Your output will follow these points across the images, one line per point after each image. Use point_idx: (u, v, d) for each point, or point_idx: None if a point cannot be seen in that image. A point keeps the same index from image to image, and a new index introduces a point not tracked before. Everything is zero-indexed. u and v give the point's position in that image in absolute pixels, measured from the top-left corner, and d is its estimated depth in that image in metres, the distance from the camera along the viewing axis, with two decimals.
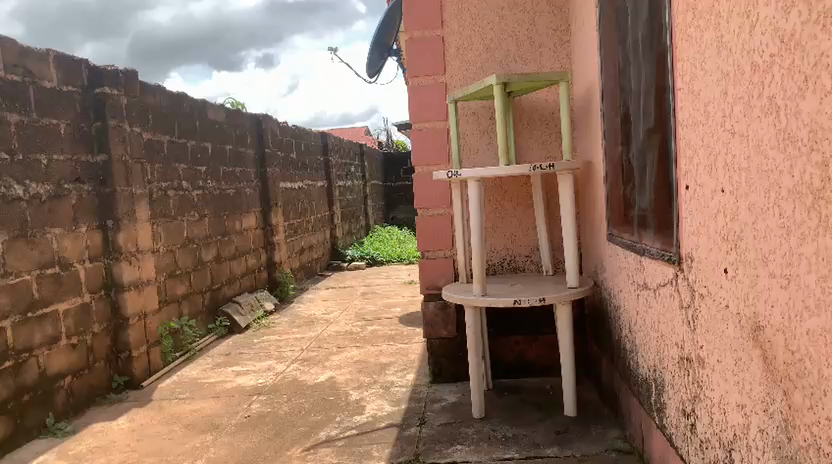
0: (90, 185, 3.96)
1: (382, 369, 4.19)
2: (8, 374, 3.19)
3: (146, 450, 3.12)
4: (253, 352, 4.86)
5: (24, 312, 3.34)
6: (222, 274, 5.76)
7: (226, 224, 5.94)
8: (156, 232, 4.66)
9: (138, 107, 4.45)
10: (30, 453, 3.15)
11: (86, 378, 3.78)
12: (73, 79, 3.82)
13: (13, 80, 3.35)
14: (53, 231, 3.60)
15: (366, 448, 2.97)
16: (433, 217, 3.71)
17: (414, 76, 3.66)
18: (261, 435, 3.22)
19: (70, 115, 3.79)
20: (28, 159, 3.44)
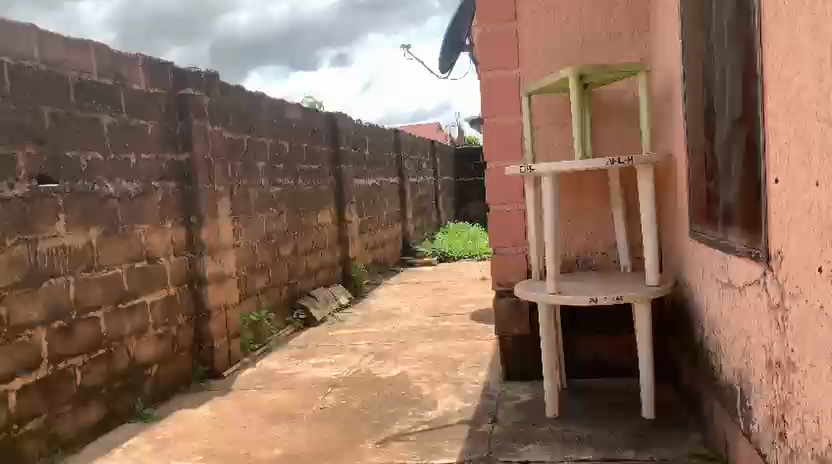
0: (176, 182, 4.15)
1: (454, 365, 4.19)
2: (101, 361, 3.39)
3: (227, 438, 3.24)
4: (328, 345, 4.96)
5: (114, 303, 3.54)
6: (298, 268, 5.90)
7: (303, 220, 6.09)
8: (236, 228, 4.83)
9: (220, 107, 4.63)
10: (121, 436, 3.33)
11: (171, 367, 3.97)
12: (160, 81, 4.00)
13: (105, 83, 3.56)
14: (141, 226, 3.79)
15: (439, 444, 2.98)
16: (506, 214, 3.67)
17: (487, 70, 3.63)
18: (335, 427, 3.29)
19: (158, 116, 3.98)
20: (119, 158, 3.64)
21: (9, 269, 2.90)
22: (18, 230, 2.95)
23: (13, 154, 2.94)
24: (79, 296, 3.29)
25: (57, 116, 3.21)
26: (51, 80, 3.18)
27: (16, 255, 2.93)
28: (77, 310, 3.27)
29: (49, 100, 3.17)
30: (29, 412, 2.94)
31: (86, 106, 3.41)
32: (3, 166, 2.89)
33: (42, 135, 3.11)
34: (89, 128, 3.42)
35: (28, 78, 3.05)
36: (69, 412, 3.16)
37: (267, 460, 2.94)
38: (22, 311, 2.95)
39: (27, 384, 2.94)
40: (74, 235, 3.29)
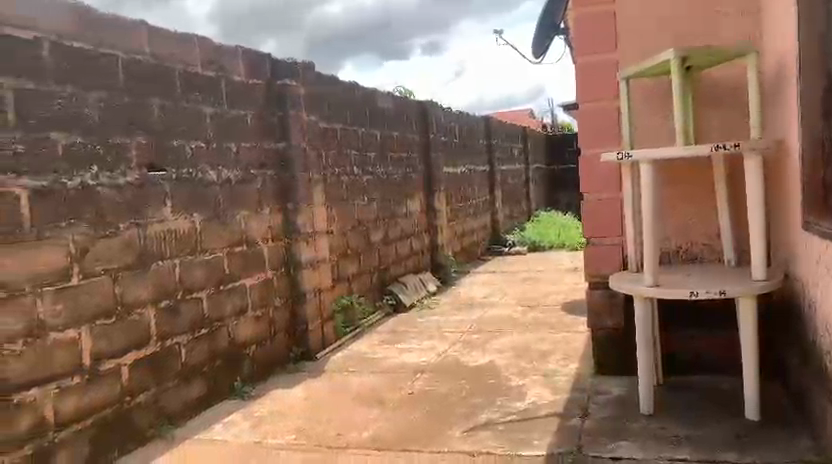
0: (274, 170, 4.29)
1: (544, 357, 4.12)
2: (204, 339, 3.58)
3: (318, 419, 3.34)
4: (417, 331, 5.01)
5: (216, 285, 3.72)
6: (389, 255, 5.98)
7: (393, 207, 6.16)
8: (329, 215, 4.95)
9: (314, 97, 4.74)
10: (221, 412, 3.51)
11: (269, 348, 4.13)
12: (258, 72, 4.15)
13: (209, 75, 3.73)
14: (242, 212, 3.96)
15: (527, 435, 2.94)
16: (601, 203, 3.56)
17: (582, 54, 3.53)
18: (423, 413, 3.32)
19: (257, 106, 4.13)
20: (220, 147, 3.80)
21: (122, 251, 3.10)
22: (130, 215, 3.15)
23: (126, 143, 3.14)
24: (185, 278, 3.48)
25: (166, 107, 3.40)
26: (159, 73, 3.37)
27: (128, 238, 3.14)
28: (182, 291, 3.46)
29: (158, 92, 3.35)
30: (140, 385, 3.14)
31: (191, 98, 3.58)
32: (118, 155, 3.09)
33: (152, 125, 3.30)
34: (194, 118, 3.59)
35: (139, 71, 3.23)
36: (175, 387, 3.36)
37: (356, 442, 3.01)
38: (134, 291, 3.15)
39: (138, 359, 3.15)
40: (180, 220, 3.47)
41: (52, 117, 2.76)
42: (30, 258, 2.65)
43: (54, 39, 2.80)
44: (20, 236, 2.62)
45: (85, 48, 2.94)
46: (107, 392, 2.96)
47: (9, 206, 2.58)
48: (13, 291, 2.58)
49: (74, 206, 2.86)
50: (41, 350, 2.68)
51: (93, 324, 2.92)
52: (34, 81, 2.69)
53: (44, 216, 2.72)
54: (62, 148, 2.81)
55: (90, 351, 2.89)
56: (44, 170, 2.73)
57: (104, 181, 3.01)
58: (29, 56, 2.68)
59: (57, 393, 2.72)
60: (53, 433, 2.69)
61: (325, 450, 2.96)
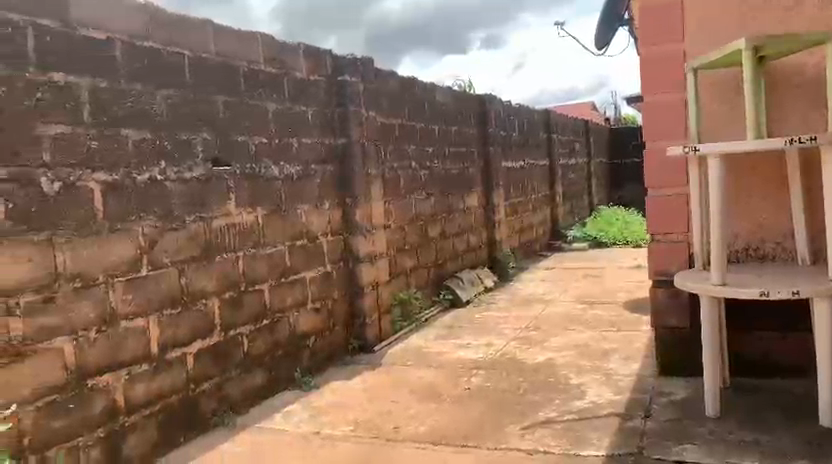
0: (334, 165, 4.35)
1: (604, 356, 4.04)
2: (265, 331, 3.67)
3: (376, 411, 3.38)
4: (474, 327, 4.99)
5: (278, 277, 3.80)
6: (446, 250, 5.98)
7: (451, 202, 6.15)
8: (387, 209, 4.98)
9: (374, 92, 4.78)
10: (282, 401, 3.59)
11: (327, 340, 4.20)
12: (319, 69, 4.21)
13: (272, 72, 3.81)
14: (302, 207, 4.03)
15: (586, 435, 2.89)
16: (666, 198, 3.46)
17: (647, 46, 3.43)
18: (480, 409, 3.31)
19: (317, 102, 4.19)
20: (282, 143, 3.88)
21: (189, 243, 3.21)
22: (196, 209, 3.26)
23: (192, 139, 3.24)
24: (247, 270, 3.57)
25: (230, 104, 3.48)
26: (225, 71, 3.46)
27: (194, 231, 3.24)
28: (244, 283, 3.55)
29: (223, 89, 3.44)
30: (204, 374, 3.24)
31: (254, 94, 3.66)
32: (185, 150, 3.19)
33: (217, 122, 3.40)
34: (257, 115, 3.67)
35: (205, 69, 3.33)
36: (238, 376, 3.45)
37: (412, 436, 3.03)
38: (199, 282, 3.25)
39: (203, 348, 3.25)
40: (243, 214, 3.56)
41: (124, 115, 2.88)
42: (104, 250, 2.78)
43: (126, 40, 2.91)
44: (95, 229, 2.74)
45: (154, 48, 3.05)
46: (174, 379, 3.07)
47: (84, 200, 2.70)
48: (87, 281, 2.70)
49: (144, 200, 2.97)
50: (113, 338, 2.80)
51: (160, 314, 3.03)
52: (108, 80, 2.81)
53: (116, 210, 2.84)
54: (133, 144, 2.92)
55: (157, 339, 3.00)
56: (117, 165, 2.84)
57: (171, 175, 3.11)
58: (103, 56, 2.79)
59: (127, 379, 2.84)
60: (124, 417, 2.81)
61: (382, 442, 2.99)
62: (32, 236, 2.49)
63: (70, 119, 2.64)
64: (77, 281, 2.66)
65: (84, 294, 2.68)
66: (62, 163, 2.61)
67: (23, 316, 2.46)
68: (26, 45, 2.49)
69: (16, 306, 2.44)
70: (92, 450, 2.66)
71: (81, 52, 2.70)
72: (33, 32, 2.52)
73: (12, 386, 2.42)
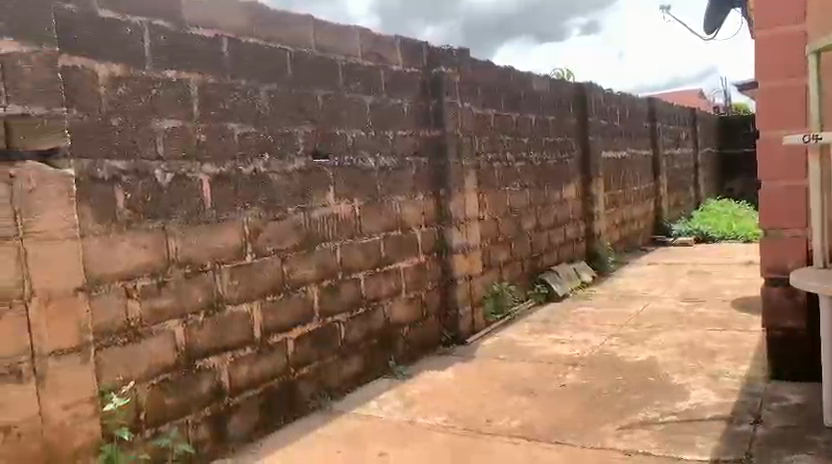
0: (428, 157, 4.37)
1: (710, 356, 3.84)
2: (361, 319, 3.75)
3: (469, 403, 3.38)
4: (570, 322, 4.88)
5: (373, 267, 3.87)
6: (541, 242, 5.88)
7: (548, 193, 6.03)
8: (481, 201, 4.95)
9: (470, 83, 4.76)
10: (376, 389, 3.66)
11: (421, 330, 4.24)
12: (415, 61, 4.24)
13: (369, 65, 3.87)
14: (397, 198, 4.08)
15: (689, 438, 2.77)
16: (782, 191, 3.23)
17: (763, 28, 3.21)
18: (575, 406, 3.23)
19: (413, 94, 4.22)
20: (379, 135, 3.93)
21: (290, 233, 3.33)
22: (297, 200, 3.37)
23: (294, 132, 3.35)
24: (345, 260, 3.66)
25: (329, 98, 3.57)
26: (325, 64, 3.55)
27: (295, 221, 3.35)
28: (342, 272, 3.64)
29: (323, 83, 3.53)
30: (304, 359, 3.36)
31: (352, 88, 3.73)
32: (287, 143, 3.31)
33: (317, 115, 3.49)
34: (354, 107, 3.74)
35: (307, 64, 3.43)
36: (335, 362, 3.55)
37: (506, 430, 3.01)
38: (299, 271, 3.37)
39: (303, 334, 3.36)
40: (341, 205, 3.65)
41: (231, 110, 3.01)
42: (212, 238, 2.93)
43: (232, 37, 3.04)
44: (204, 218, 2.90)
45: (258, 44, 3.17)
46: (275, 363, 3.20)
47: (194, 191, 2.85)
48: (197, 267, 2.86)
49: (248, 192, 3.10)
50: (220, 322, 2.95)
51: (263, 299, 3.16)
52: (216, 76, 2.95)
53: (223, 200, 2.98)
54: (239, 137, 3.05)
55: (260, 324, 3.14)
56: (224, 158, 2.98)
57: (274, 168, 3.23)
58: (211, 53, 2.93)
59: (233, 361, 2.99)
60: (229, 398, 2.96)
61: (475, 434, 2.99)
62: (148, 224, 2.67)
63: (181, 113, 2.79)
64: (187, 267, 2.82)
65: (194, 280, 2.84)
66: (174, 156, 2.77)
67: (140, 299, 2.63)
68: (143, 45, 2.65)
69: (134, 288, 2.61)
70: (200, 427, 2.82)
71: (192, 51, 2.85)
72: (149, 32, 2.68)
73: (131, 364, 2.58)
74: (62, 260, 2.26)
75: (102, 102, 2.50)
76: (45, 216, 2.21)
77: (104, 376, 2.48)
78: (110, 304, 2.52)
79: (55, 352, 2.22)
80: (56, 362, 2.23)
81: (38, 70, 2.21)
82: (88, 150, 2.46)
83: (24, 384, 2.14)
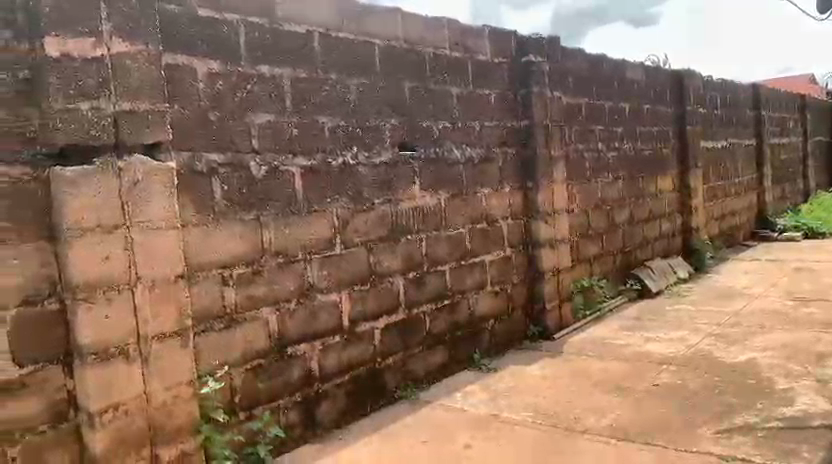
0: (516, 148, 4.31)
1: (819, 359, 3.58)
2: (446, 311, 3.75)
3: (556, 399, 3.31)
4: (664, 320, 4.69)
5: (458, 259, 3.86)
6: (634, 236, 5.67)
7: (641, 185, 5.81)
8: (571, 193, 4.83)
9: (560, 73, 4.64)
10: (461, 381, 3.66)
11: (506, 324, 4.20)
12: (503, 51, 4.19)
13: (456, 56, 3.85)
14: (483, 190, 4.05)
15: (794, 446, 2.60)
16: None
17: None
18: (669, 406, 3.11)
19: (500, 85, 4.17)
20: (465, 127, 3.92)
21: (377, 224, 3.37)
22: (384, 192, 3.40)
23: (381, 125, 3.38)
24: (430, 251, 3.68)
25: (416, 90, 3.58)
26: (412, 57, 3.56)
27: (382, 213, 3.39)
28: (427, 264, 3.65)
29: (410, 75, 3.55)
30: (389, 349, 3.40)
31: (439, 79, 3.73)
32: (375, 136, 3.35)
33: (405, 107, 3.51)
34: (441, 99, 3.74)
35: (395, 57, 3.46)
36: (420, 353, 3.58)
37: (594, 428, 2.93)
38: (386, 262, 3.41)
39: (389, 324, 3.41)
40: (427, 197, 3.66)
41: (321, 103, 3.08)
42: (302, 228, 3.00)
43: (323, 32, 3.10)
44: (295, 210, 2.98)
45: (348, 38, 3.21)
46: (362, 352, 3.26)
47: (287, 183, 2.94)
48: (288, 257, 2.95)
49: (337, 184, 3.17)
50: (310, 311, 3.03)
51: (351, 289, 3.22)
52: (307, 71, 3.02)
53: (314, 192, 3.06)
54: (329, 131, 3.12)
55: (348, 313, 3.20)
56: (314, 151, 3.05)
57: (362, 160, 3.28)
58: (302, 49, 3.00)
59: (321, 349, 3.07)
60: (318, 384, 3.04)
61: (563, 431, 2.93)
62: (243, 215, 2.77)
63: (274, 108, 2.88)
64: (279, 257, 2.91)
65: (285, 269, 2.93)
66: (267, 149, 2.86)
67: (236, 287, 2.74)
68: (238, 42, 2.75)
69: (230, 277, 2.72)
70: (290, 412, 2.92)
71: (284, 47, 2.92)
72: (244, 29, 2.77)
73: (227, 349, 2.70)
74: (164, 248, 2.39)
75: (200, 97, 2.62)
76: (150, 206, 2.34)
77: (202, 360, 2.61)
78: (208, 291, 2.64)
79: (157, 335, 2.36)
80: (159, 344, 2.36)
81: (144, 69, 2.34)
82: (189, 144, 2.58)
83: (131, 364, 2.27)
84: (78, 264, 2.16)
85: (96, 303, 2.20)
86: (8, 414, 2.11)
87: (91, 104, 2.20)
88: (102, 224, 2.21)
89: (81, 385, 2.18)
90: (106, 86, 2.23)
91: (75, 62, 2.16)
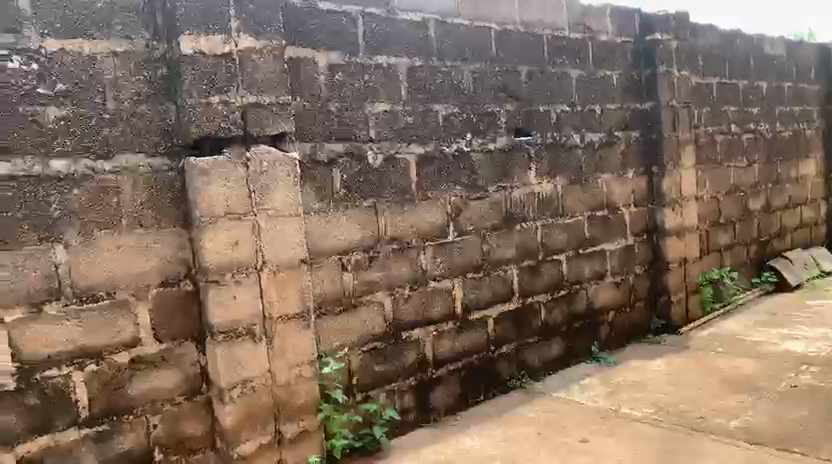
0: (639, 132, 4.11)
1: None
2: (563, 300, 3.66)
3: (680, 397, 3.15)
4: (805, 316, 4.31)
5: (576, 248, 3.75)
6: (771, 225, 5.25)
7: (780, 170, 5.36)
8: (701, 178, 4.54)
9: (689, 51, 4.37)
10: (578, 373, 3.56)
11: (626, 316, 4.04)
12: (625, 30, 4.01)
13: (576, 38, 3.72)
14: (604, 176, 3.90)
15: None
16: None
17: None
18: (808, 410, 2.86)
19: (622, 66, 3.99)
20: (585, 111, 3.78)
21: (492, 212, 3.34)
22: (499, 179, 3.37)
23: (496, 111, 3.34)
24: (547, 240, 3.60)
25: (534, 74, 3.50)
26: (530, 40, 3.49)
27: (497, 200, 3.36)
28: (544, 252, 3.58)
29: (527, 59, 3.47)
30: (504, 337, 3.37)
31: (558, 62, 3.62)
32: (489, 122, 3.31)
33: (521, 92, 3.45)
34: (559, 83, 3.63)
35: (511, 41, 3.39)
36: (535, 343, 3.52)
37: (722, 430, 2.76)
38: (500, 249, 3.37)
39: (503, 312, 3.38)
40: (543, 184, 3.58)
41: (436, 91, 3.09)
42: (417, 215, 3.04)
43: (439, 19, 3.09)
44: (411, 197, 3.01)
45: (464, 24, 3.19)
46: (476, 340, 3.25)
47: (402, 171, 2.98)
48: (404, 244, 2.99)
49: (452, 171, 3.17)
50: (424, 297, 3.06)
51: (465, 277, 3.22)
52: (423, 59, 3.03)
53: (429, 180, 3.08)
54: (444, 118, 3.12)
55: (462, 301, 3.21)
56: (430, 138, 3.07)
57: (477, 147, 3.26)
58: (418, 37, 3.02)
59: (435, 335, 3.09)
60: (432, 370, 3.07)
61: (687, 431, 2.78)
62: (361, 203, 2.84)
63: (391, 96, 2.92)
64: (395, 243, 2.96)
65: (400, 256, 2.98)
66: (384, 137, 2.91)
67: (353, 272, 2.82)
68: (356, 33, 2.81)
69: (348, 262, 2.80)
70: (405, 396, 2.97)
71: (400, 36, 2.95)
72: (362, 19, 2.83)
73: (345, 333, 2.79)
74: (287, 234, 2.49)
75: (321, 88, 2.71)
76: (274, 195, 2.45)
77: (322, 342, 2.71)
78: (328, 275, 2.74)
79: (281, 317, 2.47)
80: (283, 325, 2.48)
81: (269, 63, 2.44)
82: (309, 135, 2.67)
83: (258, 343, 2.40)
84: (210, 249, 2.31)
85: (226, 285, 2.34)
86: (151, 386, 2.28)
87: (222, 98, 2.34)
88: (231, 212, 2.35)
89: (213, 361, 2.34)
90: (234, 80, 2.36)
91: (208, 58, 2.30)
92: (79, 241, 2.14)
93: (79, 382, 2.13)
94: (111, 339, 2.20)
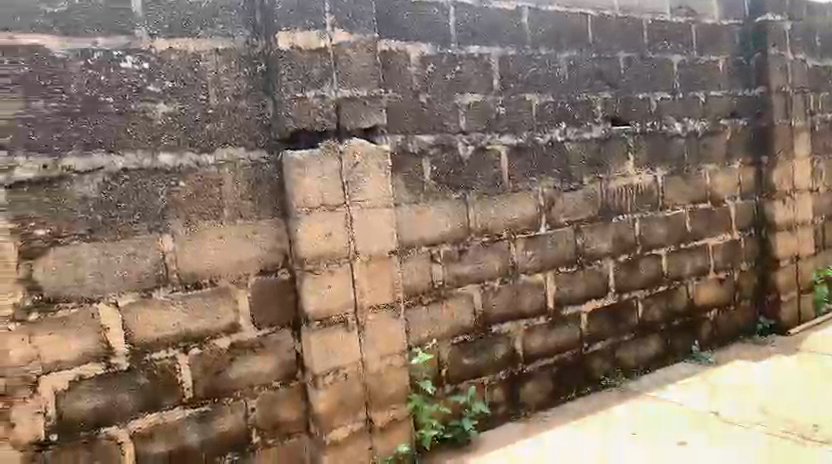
0: (746, 119, 3.87)
1: None
2: (661, 297, 3.51)
3: (790, 402, 2.95)
4: None
5: (677, 243, 3.58)
6: None
7: None
8: (816, 169, 4.22)
9: (805, 32, 4.07)
10: (676, 373, 3.41)
11: (730, 314, 3.82)
12: (732, 12, 3.79)
13: (678, 21, 3.55)
14: (707, 167, 3.70)
15: None
16: None
17: None
18: None
19: (729, 50, 3.78)
20: (687, 98, 3.60)
21: (586, 204, 3.25)
22: (594, 170, 3.27)
23: (592, 100, 3.24)
24: (645, 233, 3.46)
25: (632, 60, 3.37)
26: (629, 26, 3.36)
27: (591, 192, 3.26)
28: (641, 247, 3.44)
29: (625, 45, 3.35)
30: (598, 333, 3.28)
31: (658, 48, 3.47)
32: (585, 111, 3.22)
33: (618, 80, 3.33)
34: (660, 69, 3.48)
35: (609, 27, 3.28)
36: (631, 340, 3.40)
37: None
38: (595, 243, 3.28)
39: (597, 308, 3.28)
40: (641, 175, 3.44)
41: (529, 81, 3.03)
42: (508, 207, 3.00)
43: (533, 7, 3.03)
44: (502, 189, 2.98)
45: (559, 11, 3.11)
46: (568, 335, 3.18)
47: (494, 162, 2.95)
48: (494, 236, 2.96)
49: (545, 163, 3.11)
50: (515, 290, 3.02)
51: (557, 271, 3.15)
52: (516, 48, 2.99)
53: (520, 172, 3.03)
54: (537, 108, 3.06)
55: (554, 295, 3.14)
56: (522, 129, 3.02)
57: (571, 136, 3.17)
58: (511, 26, 2.97)
59: (526, 329, 3.05)
60: (522, 365, 3.03)
61: (798, 439, 2.60)
62: (451, 195, 2.84)
63: (483, 87, 2.90)
64: (486, 236, 2.94)
65: (491, 248, 2.95)
66: (475, 128, 2.89)
67: (443, 264, 2.82)
68: (448, 24, 2.80)
69: (438, 254, 2.81)
70: (495, 389, 2.95)
71: (492, 26, 2.92)
72: (454, 10, 2.81)
73: (435, 325, 2.80)
74: (379, 225, 2.53)
75: (413, 80, 2.72)
76: (366, 187, 2.49)
77: (412, 333, 2.74)
78: (418, 267, 2.76)
79: (372, 306, 2.51)
80: (374, 315, 2.52)
81: (362, 56, 2.48)
82: (401, 127, 2.69)
83: (350, 332, 2.46)
84: (305, 240, 2.37)
85: (320, 274, 2.40)
86: (250, 370, 2.38)
87: (317, 92, 2.39)
88: (326, 204, 2.41)
89: (308, 348, 2.41)
90: (329, 75, 2.41)
91: (304, 53, 2.36)
92: (184, 231, 2.26)
93: (184, 364, 2.26)
94: (213, 324, 2.31)
